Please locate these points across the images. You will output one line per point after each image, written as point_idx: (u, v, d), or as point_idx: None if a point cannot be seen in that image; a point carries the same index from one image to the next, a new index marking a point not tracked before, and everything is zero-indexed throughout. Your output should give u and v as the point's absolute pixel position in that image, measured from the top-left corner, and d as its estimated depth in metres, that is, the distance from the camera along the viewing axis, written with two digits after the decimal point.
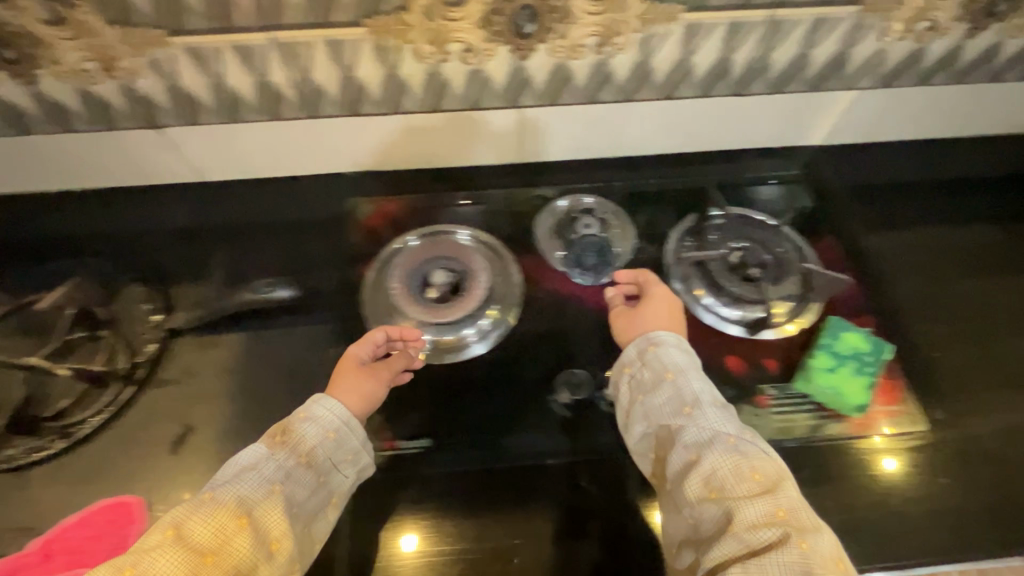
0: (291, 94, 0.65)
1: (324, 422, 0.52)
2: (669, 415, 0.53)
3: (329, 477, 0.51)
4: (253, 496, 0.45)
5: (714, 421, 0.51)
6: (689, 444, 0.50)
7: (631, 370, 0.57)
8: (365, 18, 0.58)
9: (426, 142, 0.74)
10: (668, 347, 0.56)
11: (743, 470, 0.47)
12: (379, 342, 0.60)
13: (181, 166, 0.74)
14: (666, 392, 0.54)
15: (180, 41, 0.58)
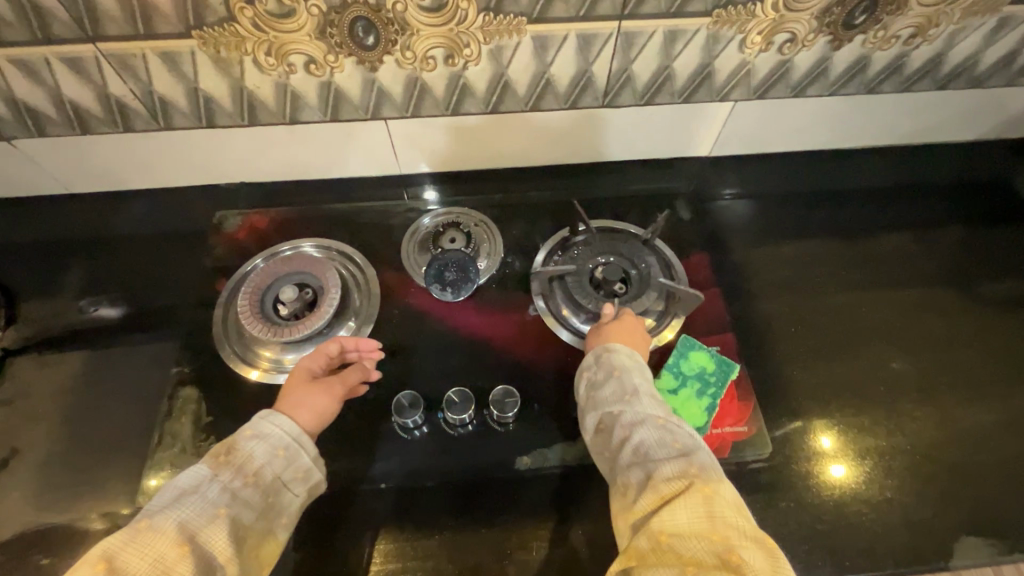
0: (136, 107, 0.63)
1: (272, 440, 0.49)
2: (610, 401, 0.52)
3: (279, 497, 0.48)
4: (194, 523, 0.43)
5: (649, 407, 0.50)
6: (625, 424, 0.50)
7: (588, 374, 0.56)
8: (193, 29, 0.56)
9: (295, 155, 0.73)
10: (617, 345, 0.56)
11: (667, 441, 0.47)
12: (331, 355, 0.59)
13: (39, 182, 0.72)
14: (610, 383, 0.53)
15: (2, 53, 0.56)
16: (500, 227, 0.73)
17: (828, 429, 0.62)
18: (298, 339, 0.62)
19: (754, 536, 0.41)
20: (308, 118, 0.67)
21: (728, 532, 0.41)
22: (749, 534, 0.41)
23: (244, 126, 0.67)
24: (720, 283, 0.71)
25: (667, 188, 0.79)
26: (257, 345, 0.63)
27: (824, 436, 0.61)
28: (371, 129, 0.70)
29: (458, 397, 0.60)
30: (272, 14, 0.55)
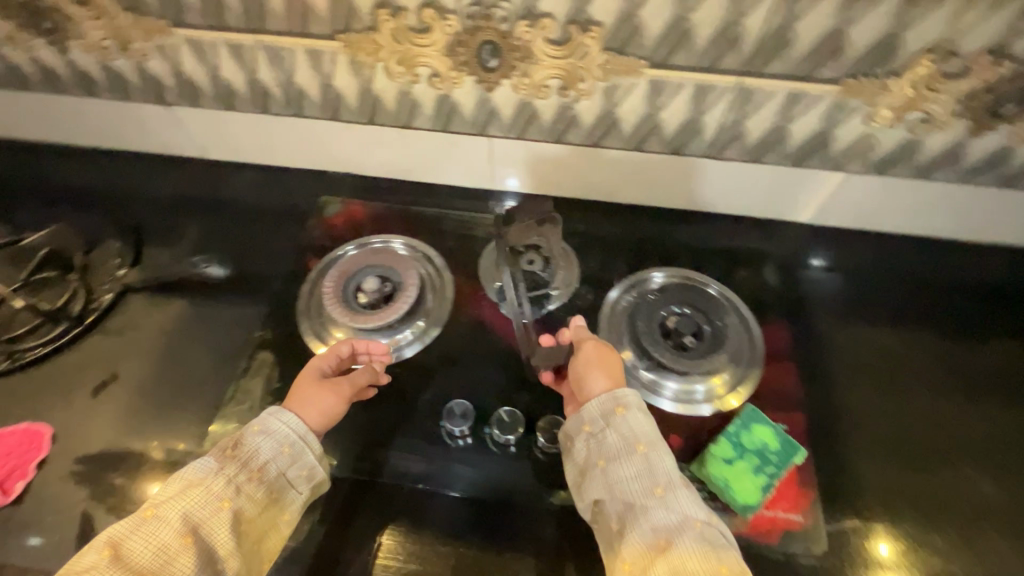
0: (276, 93, 0.70)
1: (279, 436, 0.52)
2: (639, 496, 0.47)
3: (283, 494, 0.51)
4: (198, 514, 0.46)
5: (684, 505, 0.46)
6: (660, 530, 0.45)
7: (591, 430, 0.52)
8: (340, 33, 0.61)
9: (400, 158, 0.78)
10: (639, 412, 0.52)
11: (711, 562, 0.43)
12: (343, 356, 0.62)
13: (182, 146, 0.81)
14: (635, 464, 0.49)
15: (182, 33, 0.64)
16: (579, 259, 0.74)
17: (899, 542, 0.56)
18: (368, 326, 0.66)
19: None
20: (419, 125, 0.72)
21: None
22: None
23: (362, 123, 0.73)
24: (800, 357, 0.67)
25: (756, 249, 0.76)
26: (332, 324, 0.67)
27: (880, 542, 0.56)
28: (475, 144, 0.73)
29: (508, 417, 0.61)
30: (411, 29, 0.60)
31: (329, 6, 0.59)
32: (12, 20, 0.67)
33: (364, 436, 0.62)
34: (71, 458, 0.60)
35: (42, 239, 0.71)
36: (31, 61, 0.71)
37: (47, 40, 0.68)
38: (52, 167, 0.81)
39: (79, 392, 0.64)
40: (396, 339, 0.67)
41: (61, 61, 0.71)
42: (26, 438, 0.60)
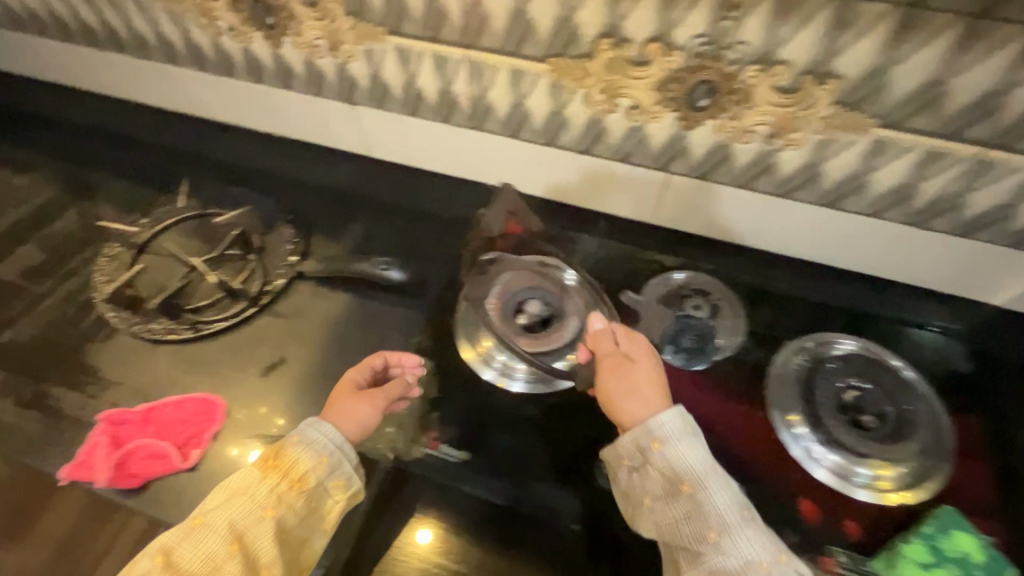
0: (464, 106, 0.72)
1: (317, 447, 0.51)
2: (692, 538, 0.46)
3: (321, 503, 0.51)
4: (243, 523, 0.47)
5: (742, 549, 0.44)
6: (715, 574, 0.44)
7: (631, 464, 0.50)
8: (551, 57, 0.61)
9: (567, 182, 0.77)
10: (679, 444, 0.48)
11: None
12: (374, 368, 0.61)
13: (353, 143, 0.84)
14: (682, 506, 0.47)
15: (393, 41, 0.66)
16: (746, 311, 0.70)
17: None
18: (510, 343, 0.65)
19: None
20: (598, 152, 0.71)
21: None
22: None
23: (540, 144, 0.73)
24: (995, 460, 0.61)
25: (943, 328, 0.69)
26: (483, 333, 0.67)
27: None
28: (650, 177, 0.72)
29: None
30: (628, 61, 0.59)
31: (551, 30, 0.59)
32: (239, 14, 0.71)
33: (519, 463, 0.61)
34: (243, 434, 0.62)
35: (236, 217, 0.76)
36: (243, 52, 0.76)
37: (265, 34, 0.73)
38: (235, 148, 0.86)
39: (252, 370, 0.67)
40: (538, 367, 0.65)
41: (271, 55, 0.75)
42: (201, 407, 0.63)
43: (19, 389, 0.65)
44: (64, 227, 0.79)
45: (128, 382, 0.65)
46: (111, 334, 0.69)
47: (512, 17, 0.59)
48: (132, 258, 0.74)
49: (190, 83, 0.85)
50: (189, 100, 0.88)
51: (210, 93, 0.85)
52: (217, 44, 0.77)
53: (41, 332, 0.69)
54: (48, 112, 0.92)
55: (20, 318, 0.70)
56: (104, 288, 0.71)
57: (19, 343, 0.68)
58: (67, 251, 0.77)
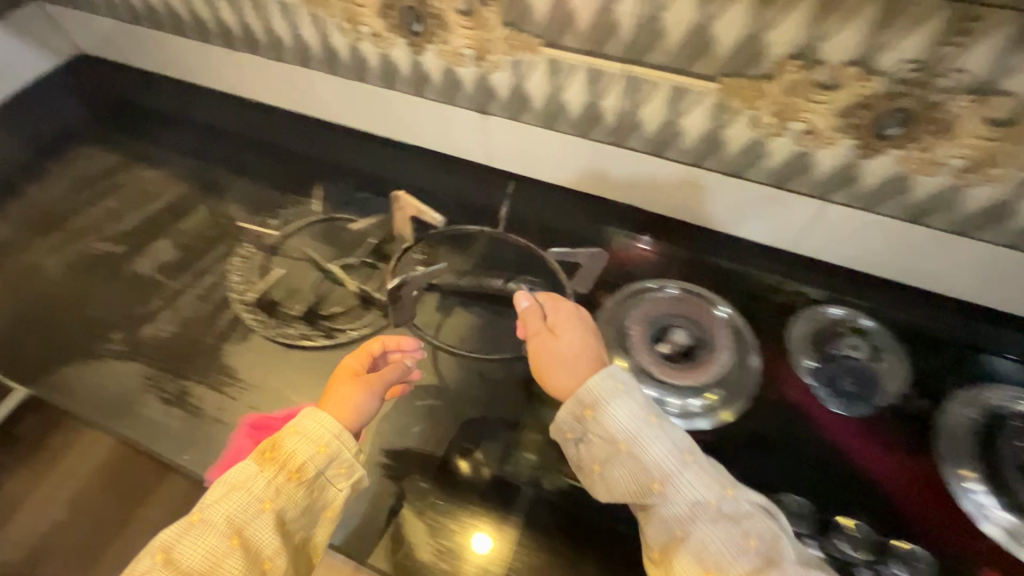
0: (609, 122, 0.69)
1: (313, 437, 0.52)
2: (642, 492, 0.49)
3: (323, 493, 0.51)
4: (241, 516, 0.48)
5: (686, 490, 0.48)
6: (678, 523, 0.47)
7: (575, 437, 0.52)
8: (724, 76, 0.58)
9: (706, 203, 0.74)
10: (609, 405, 0.51)
11: (738, 542, 0.46)
12: (375, 354, 0.61)
13: (478, 152, 0.83)
14: (625, 464, 0.49)
15: (548, 53, 0.64)
16: (907, 356, 0.65)
17: None
18: (656, 370, 0.62)
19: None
20: (750, 177, 0.67)
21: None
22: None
23: (685, 163, 0.70)
24: None
25: None
26: (624, 353, 0.64)
27: None
28: (803, 205, 0.68)
29: (856, 530, 0.53)
30: (815, 84, 0.55)
31: (733, 49, 0.55)
32: (386, 20, 0.71)
33: None
34: (380, 448, 0.61)
35: (370, 224, 0.76)
36: (382, 57, 0.76)
37: (409, 41, 0.72)
38: (359, 155, 0.87)
39: None
40: (687, 402, 0.61)
41: (411, 62, 0.75)
42: None
43: (163, 386, 0.66)
44: (196, 225, 0.81)
45: (264, 386, 0.65)
46: (247, 335, 0.69)
47: (689, 33, 0.56)
48: (265, 260, 0.74)
49: (321, 86, 0.86)
50: (315, 103, 0.89)
51: (339, 97, 0.86)
52: (356, 49, 0.77)
53: (179, 329, 0.70)
54: (177, 110, 0.95)
55: (160, 314, 0.72)
56: (242, 289, 0.72)
57: (159, 339, 0.69)
58: (199, 249, 0.78)
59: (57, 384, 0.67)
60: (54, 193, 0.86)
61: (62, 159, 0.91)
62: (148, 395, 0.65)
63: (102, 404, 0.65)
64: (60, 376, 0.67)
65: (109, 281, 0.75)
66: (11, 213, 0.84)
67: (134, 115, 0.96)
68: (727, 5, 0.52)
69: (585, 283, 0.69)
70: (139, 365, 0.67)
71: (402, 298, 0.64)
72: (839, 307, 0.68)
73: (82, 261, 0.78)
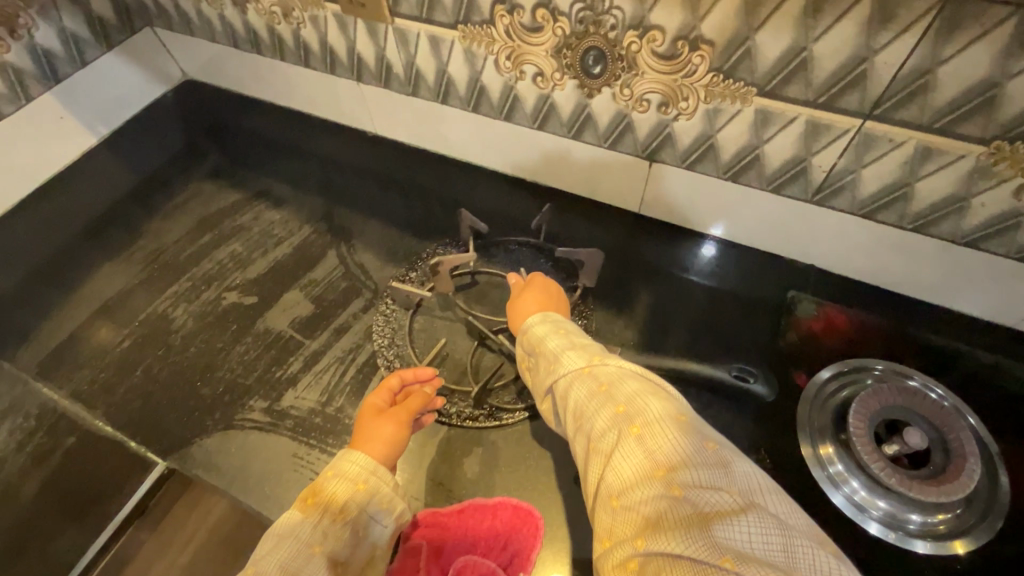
0: (815, 179, 0.60)
1: (350, 475, 0.50)
2: (544, 376, 0.53)
3: (368, 530, 0.49)
4: (292, 565, 0.44)
5: (570, 361, 0.51)
6: (563, 392, 0.50)
7: (524, 363, 0.57)
8: (1000, 139, 0.49)
9: (917, 271, 0.63)
10: (529, 320, 0.57)
11: (592, 389, 0.48)
12: (393, 389, 0.57)
13: (630, 198, 0.75)
14: (536, 360, 0.55)
15: (761, 102, 0.56)
16: None
17: None
18: (886, 479, 0.52)
19: (694, 443, 0.42)
20: (990, 248, 0.57)
21: (676, 459, 0.41)
22: (720, 473, 0.40)
23: (902, 228, 0.60)
24: None
25: None
26: (836, 443, 0.56)
27: None
28: None
29: None
30: None
31: None
32: (559, 61, 0.63)
33: None
34: (569, 560, 0.53)
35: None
36: (541, 98, 0.69)
37: (580, 83, 0.64)
38: (494, 200, 0.80)
39: (563, 474, 0.57)
40: (901, 511, 0.52)
41: (576, 105, 0.67)
42: (520, 518, 0.55)
43: (313, 466, 0.60)
44: (326, 274, 0.75)
45: (424, 471, 0.58)
46: None
47: (968, 91, 0.47)
48: (410, 321, 0.68)
49: (454, 124, 0.79)
50: (445, 139, 0.82)
51: (474, 135, 0.79)
52: (512, 87, 0.69)
53: (323, 398, 0.64)
54: (295, 145, 0.90)
55: (300, 379, 0.66)
56: (388, 356, 0.65)
57: (302, 410, 0.63)
58: (333, 303, 0.72)
59: (199, 458, 0.61)
60: (175, 234, 0.82)
61: (178, 195, 0.86)
62: (296, 476, 0.59)
63: (249, 482, 0.59)
64: (199, 449, 0.62)
65: (242, 337, 0.70)
66: (133, 256, 0.79)
67: (249, 147, 0.91)
68: None
69: (593, 274, 0.66)
70: (284, 438, 0.61)
71: (441, 273, 0.65)
72: None
73: (211, 313, 0.73)
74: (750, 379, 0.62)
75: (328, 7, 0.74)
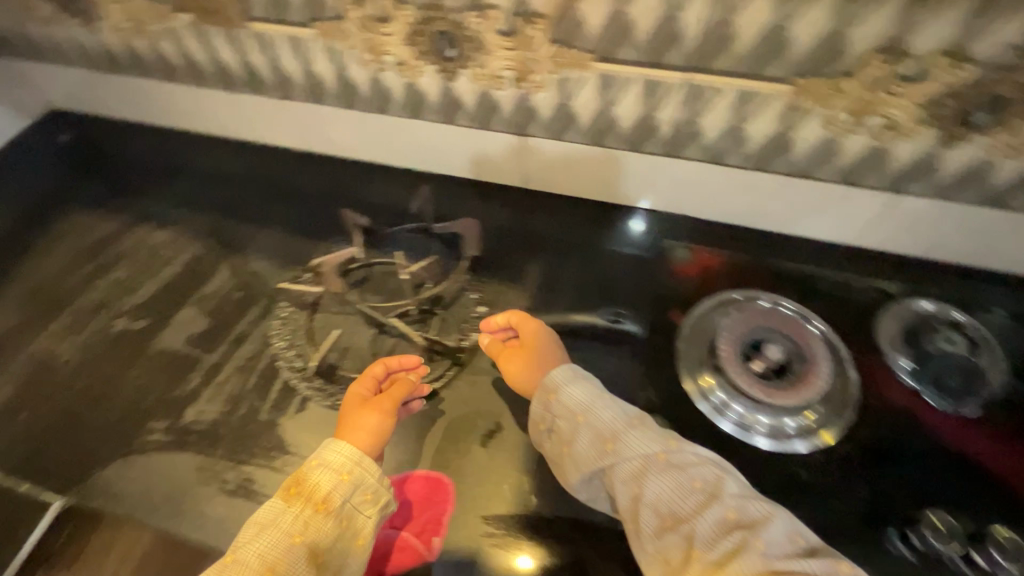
0: (664, 133, 0.65)
1: (335, 465, 0.51)
2: (592, 454, 0.52)
3: (353, 523, 0.49)
4: (272, 554, 0.46)
5: (636, 444, 0.52)
6: (633, 479, 0.50)
7: (547, 426, 0.56)
8: (798, 76, 0.55)
9: (767, 207, 0.70)
10: (568, 388, 0.56)
11: (686, 484, 0.49)
12: (379, 376, 0.59)
13: (511, 175, 0.78)
14: (583, 435, 0.53)
15: (600, 67, 0.60)
16: (999, 344, 0.63)
17: None
18: (753, 391, 0.59)
19: (815, 557, 0.44)
20: (816, 176, 0.64)
21: (795, 568, 0.44)
22: None
23: (745, 168, 0.66)
24: None
25: None
26: (713, 371, 0.61)
27: None
28: (874, 200, 0.65)
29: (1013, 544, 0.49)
30: (898, 77, 0.52)
31: (810, 49, 0.52)
32: (414, 47, 0.65)
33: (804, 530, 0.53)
34: (481, 517, 0.55)
35: (423, 269, 0.69)
36: (409, 87, 0.71)
37: (439, 67, 0.67)
38: (383, 191, 0.81)
39: (466, 441, 0.60)
40: (777, 420, 0.58)
41: (442, 90, 0.70)
42: (431, 487, 0.57)
43: (220, 475, 0.59)
44: (219, 287, 0.74)
45: None
46: (299, 406, 0.63)
47: (762, 37, 0.53)
48: (307, 319, 0.68)
49: (333, 122, 0.79)
50: (327, 139, 0.83)
51: (354, 131, 0.80)
52: (379, 79, 0.71)
53: (225, 409, 0.64)
54: (174, 162, 0.87)
55: (200, 394, 0.65)
56: (288, 354, 0.66)
57: (205, 423, 0.63)
58: (229, 313, 0.71)
59: (99, 489, 0.60)
60: (53, 269, 0.78)
61: (52, 228, 0.82)
62: (204, 487, 0.59)
63: (156, 503, 0.58)
64: (98, 479, 0.60)
65: (136, 362, 0.68)
66: (9, 298, 0.75)
67: (126, 171, 0.88)
68: (809, 3, 0.49)
69: (475, 243, 0.71)
70: (189, 454, 0.61)
71: (326, 273, 0.68)
72: (928, 301, 0.66)
73: (101, 343, 0.70)
74: (622, 320, 0.67)
75: (180, 17, 0.72)
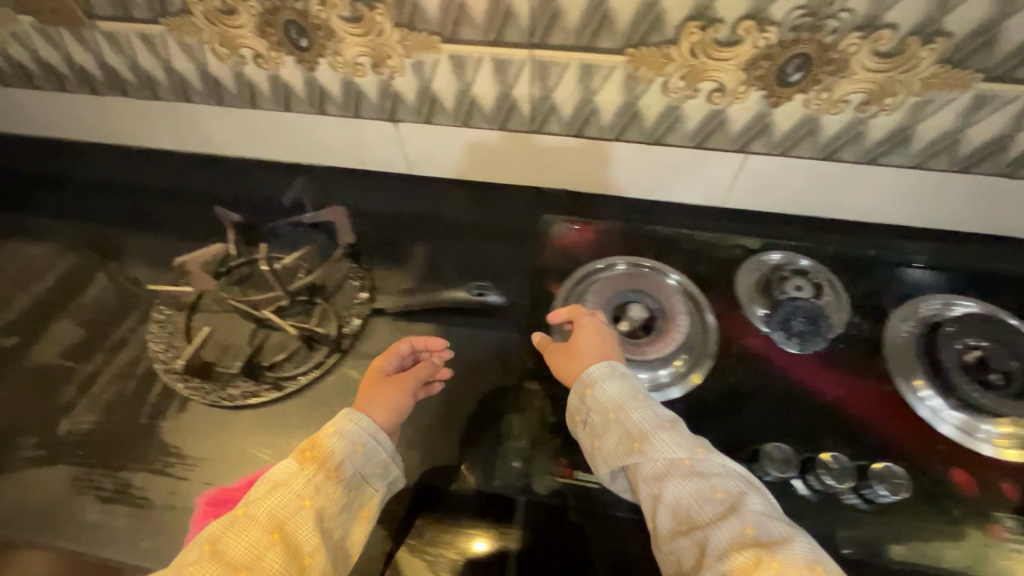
0: (524, 110, 0.67)
1: (350, 436, 0.48)
2: (619, 453, 0.48)
3: (360, 492, 0.47)
4: (282, 512, 0.43)
5: (665, 448, 0.46)
6: (655, 480, 0.46)
7: (582, 419, 0.52)
8: (629, 47, 0.58)
9: (633, 175, 0.73)
10: (605, 383, 0.52)
11: (708, 494, 0.44)
12: (403, 354, 0.58)
13: (390, 161, 0.79)
14: (614, 432, 0.49)
15: (449, 48, 0.62)
16: (841, 282, 0.67)
17: None
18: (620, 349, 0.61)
19: None
20: (669, 142, 0.68)
21: None
22: None
23: (604, 138, 0.69)
24: None
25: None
26: None
27: None
28: (724, 160, 0.69)
29: (836, 463, 0.54)
30: (716, 43, 0.56)
31: (632, 20, 0.55)
32: (268, 39, 0.65)
33: None
34: None
35: (298, 259, 0.70)
36: (272, 80, 0.70)
37: (297, 57, 0.66)
38: (267, 187, 0.80)
39: None
40: (653, 373, 0.61)
41: (306, 81, 0.69)
42: None
43: (96, 483, 0.59)
44: (96, 295, 0.72)
45: (213, 455, 0.59)
46: (178, 406, 0.63)
47: (587, 11, 0.55)
48: (184, 320, 0.68)
49: (203, 119, 0.78)
50: (204, 138, 0.81)
51: (226, 127, 0.78)
52: (241, 73, 0.70)
53: (102, 417, 0.63)
54: (47, 172, 0.84)
55: (76, 404, 0.64)
56: (162, 355, 0.65)
57: (80, 433, 0.62)
58: (107, 321, 0.70)
59: None
60: None
61: None
62: (80, 497, 0.58)
63: (30, 517, 0.57)
64: None
65: (7, 379, 0.66)
66: None
67: None
68: None
69: (349, 234, 0.70)
70: (64, 465, 0.60)
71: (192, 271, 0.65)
72: (777, 253, 0.69)
73: None
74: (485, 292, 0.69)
75: (23, 19, 0.69)
